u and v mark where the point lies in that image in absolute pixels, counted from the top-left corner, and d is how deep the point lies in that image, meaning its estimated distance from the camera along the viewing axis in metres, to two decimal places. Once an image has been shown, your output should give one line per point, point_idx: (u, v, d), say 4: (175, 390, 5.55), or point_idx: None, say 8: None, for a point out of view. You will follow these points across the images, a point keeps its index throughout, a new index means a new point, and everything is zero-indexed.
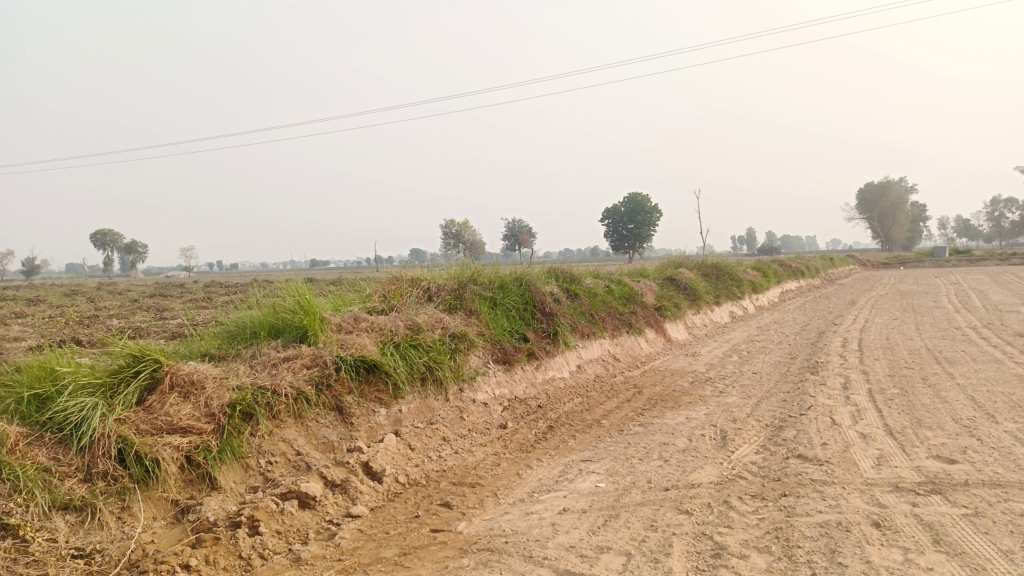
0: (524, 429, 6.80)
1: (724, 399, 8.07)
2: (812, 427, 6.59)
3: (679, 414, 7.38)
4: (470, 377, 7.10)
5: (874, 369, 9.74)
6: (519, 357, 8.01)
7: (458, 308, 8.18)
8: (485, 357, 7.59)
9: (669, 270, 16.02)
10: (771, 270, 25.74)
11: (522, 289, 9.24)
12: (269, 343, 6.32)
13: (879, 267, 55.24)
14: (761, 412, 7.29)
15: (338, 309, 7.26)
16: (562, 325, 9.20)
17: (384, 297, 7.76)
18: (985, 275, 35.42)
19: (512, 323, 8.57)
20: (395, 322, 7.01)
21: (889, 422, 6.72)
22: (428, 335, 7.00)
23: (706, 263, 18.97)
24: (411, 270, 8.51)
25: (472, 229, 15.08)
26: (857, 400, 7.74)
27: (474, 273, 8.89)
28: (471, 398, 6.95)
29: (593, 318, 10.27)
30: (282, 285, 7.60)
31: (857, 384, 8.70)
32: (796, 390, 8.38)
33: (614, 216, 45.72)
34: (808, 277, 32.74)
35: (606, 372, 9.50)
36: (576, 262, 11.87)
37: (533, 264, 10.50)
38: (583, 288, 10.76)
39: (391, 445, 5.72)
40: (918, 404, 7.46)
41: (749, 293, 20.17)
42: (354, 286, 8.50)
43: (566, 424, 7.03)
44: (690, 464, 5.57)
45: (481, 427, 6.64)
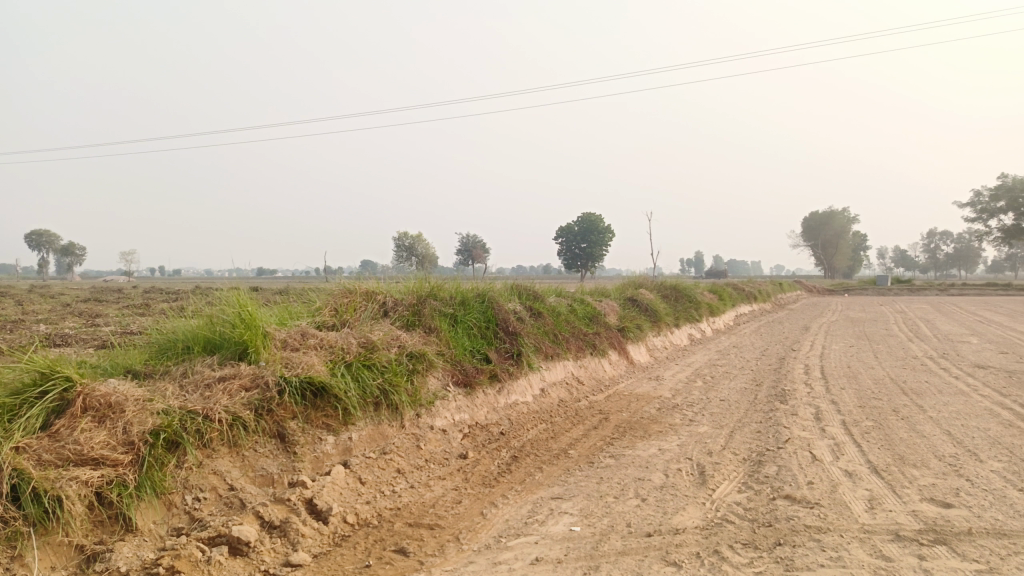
0: (487, 459, 6.23)
1: (695, 428, 7.64)
2: (793, 462, 6.18)
3: (652, 444, 6.91)
4: (428, 402, 6.51)
5: (843, 399, 9.47)
6: (480, 380, 7.45)
7: (417, 325, 7.59)
8: (445, 380, 7.02)
9: (630, 290, 15.70)
10: (726, 293, 25.76)
11: (484, 306, 8.69)
12: (203, 360, 5.62)
13: (825, 293, 56.35)
14: (737, 444, 6.87)
15: (284, 323, 6.60)
16: (525, 345, 8.68)
17: (335, 311, 7.12)
18: (929, 306, 36.23)
19: (474, 343, 8.02)
20: (348, 339, 6.38)
21: (872, 459, 6.36)
22: (384, 354, 6.39)
23: (665, 285, 18.73)
24: (365, 282, 7.89)
25: (427, 242, 14.51)
26: (834, 432, 7.40)
27: (433, 288, 8.32)
28: (428, 425, 6.36)
29: (557, 338, 9.79)
30: (222, 294, 6.90)
31: (829, 414, 8.37)
32: (769, 420, 8.01)
33: (568, 234, 45.55)
34: (760, 301, 33.02)
35: (570, 396, 9.01)
36: (539, 280, 11.40)
37: (496, 279, 9.97)
38: (547, 306, 10.27)
39: (339, 478, 5.10)
40: (897, 438, 7.15)
41: (707, 316, 19.99)
42: (302, 297, 7.83)
43: (531, 454, 6.49)
44: (670, 505, 5.08)
45: (439, 457, 6.07)
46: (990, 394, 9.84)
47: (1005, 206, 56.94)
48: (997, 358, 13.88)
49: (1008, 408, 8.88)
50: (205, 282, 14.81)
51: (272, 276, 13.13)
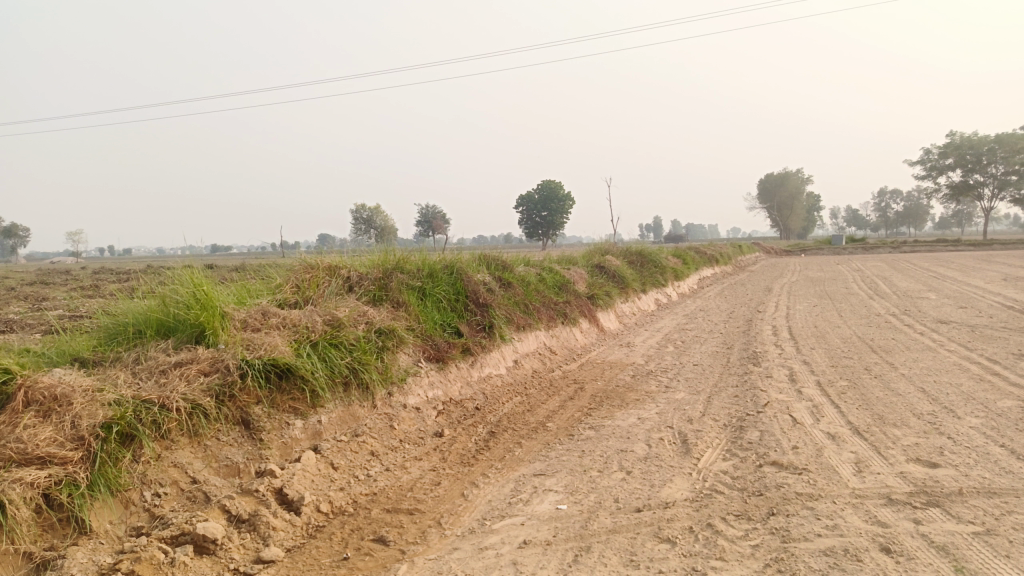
0: (464, 436, 6.01)
1: (673, 395, 7.51)
2: (775, 426, 6.08)
3: (631, 413, 6.76)
4: (400, 380, 6.24)
5: (815, 359, 9.47)
6: (453, 354, 7.20)
7: (384, 300, 7.28)
8: (416, 355, 6.75)
9: (597, 257, 15.54)
10: (689, 257, 25.88)
11: (452, 278, 8.41)
12: (156, 344, 5.25)
13: (783, 254, 57.21)
14: (716, 410, 6.76)
15: (243, 303, 6.23)
16: (497, 317, 8.44)
17: (297, 287, 6.76)
18: (884, 263, 36.96)
19: (444, 316, 7.74)
20: (312, 317, 6.05)
21: (852, 419, 6.30)
22: (351, 332, 6.08)
23: (631, 251, 18.63)
24: (328, 256, 7.53)
25: (388, 213, 14.12)
26: (811, 393, 7.35)
27: (399, 260, 8.00)
28: (401, 403, 6.10)
29: (527, 308, 9.56)
30: (175, 273, 6.48)
31: (804, 375, 8.33)
32: (746, 383, 7.93)
33: (527, 202, 45.27)
34: (722, 264, 33.33)
35: (544, 366, 8.82)
36: (506, 249, 11.14)
37: (463, 250, 9.67)
38: (516, 276, 10.03)
39: (310, 464, 4.84)
40: (874, 397, 7.12)
41: (672, 280, 19.99)
42: (262, 273, 7.44)
43: (508, 429, 6.28)
44: (656, 477, 4.92)
45: (414, 437, 5.82)
46: (956, 349, 9.94)
47: (953, 163, 58.23)
48: (957, 313, 14.11)
49: (976, 362, 8.96)
50: (156, 262, 14.21)
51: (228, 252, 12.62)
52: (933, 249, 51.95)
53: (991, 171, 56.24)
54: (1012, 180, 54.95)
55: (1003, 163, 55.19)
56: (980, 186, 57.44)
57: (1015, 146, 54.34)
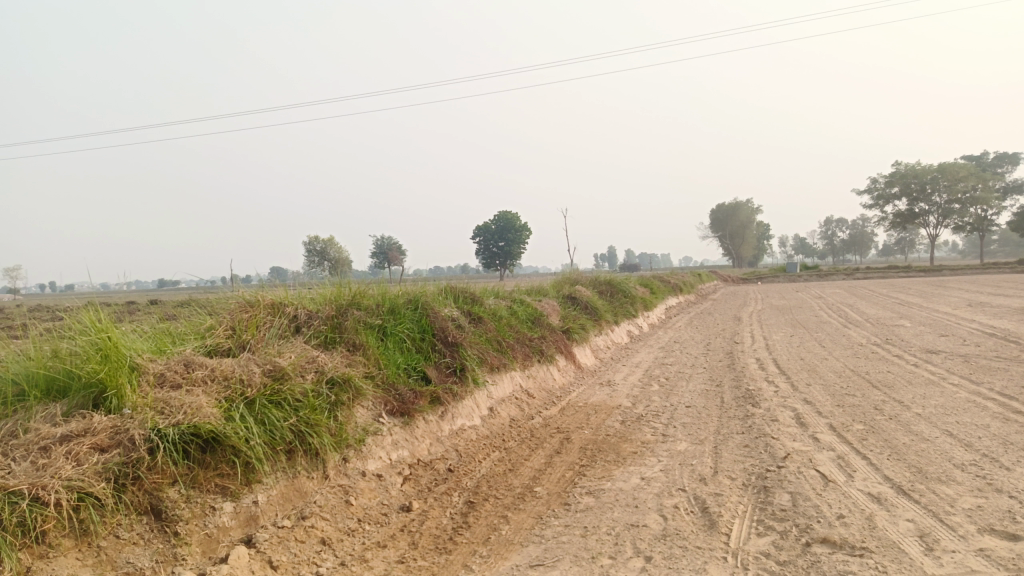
0: (437, 510, 4.94)
1: (674, 445, 6.55)
2: (806, 486, 5.15)
3: (631, 472, 5.76)
4: (357, 442, 5.15)
5: (816, 397, 8.63)
6: (420, 406, 6.12)
7: (338, 342, 6.19)
8: (375, 409, 5.67)
9: (567, 287, 14.67)
10: (655, 286, 25.24)
11: (416, 314, 7.37)
12: (40, 410, 4.06)
13: (739, 282, 57.42)
14: (730, 465, 5.81)
15: (162, 352, 5.07)
16: (468, 357, 7.40)
17: (232, 329, 5.62)
18: (841, 290, 36.99)
19: (408, 359, 6.68)
20: (248, 368, 4.93)
21: (890, 475, 5.40)
22: (298, 384, 4.99)
23: (599, 280, 17.79)
24: (271, 291, 6.42)
25: (340, 244, 12.97)
26: (830, 441, 6.45)
27: (355, 295, 6.93)
28: (358, 471, 5.03)
29: (501, 347, 8.56)
30: (77, 314, 5.29)
31: (812, 418, 7.46)
32: (752, 429, 7.01)
33: (484, 232, 43.88)
34: (685, 293, 32.84)
35: (521, 414, 7.80)
36: (473, 281, 10.15)
37: (426, 281, 8.65)
38: (486, 310, 9.04)
39: (240, 565, 3.74)
40: (902, 445, 6.25)
41: (641, 310, 19.23)
42: (189, 311, 6.27)
43: (490, 498, 5.23)
44: (684, 565, 3.92)
45: (375, 514, 4.73)
46: (961, 383, 9.23)
47: (899, 192, 59.53)
48: (939, 342, 13.55)
49: (989, 398, 8.23)
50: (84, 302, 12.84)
51: (163, 289, 11.35)
52: (884, 276, 52.73)
53: (935, 199, 57.65)
54: (956, 209, 56.36)
55: (946, 191, 56.60)
56: (926, 213, 58.73)
57: (957, 174, 55.83)
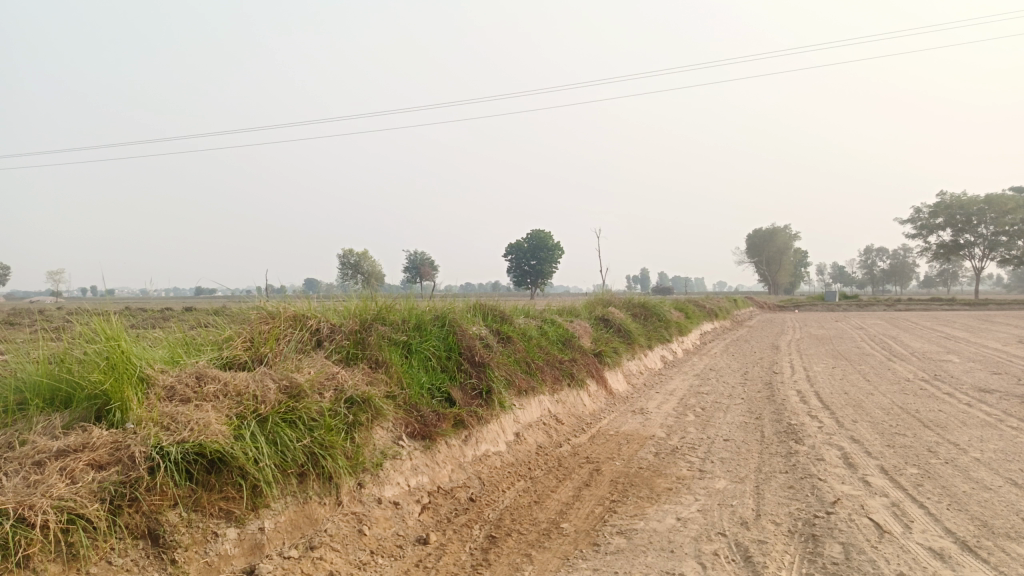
0: (456, 545, 4.60)
1: (712, 483, 6.13)
2: (859, 537, 4.71)
3: (666, 511, 5.37)
4: (374, 466, 4.86)
5: (863, 436, 8.12)
6: (443, 429, 5.81)
7: (359, 359, 5.92)
8: (395, 431, 5.37)
9: (600, 308, 14.30)
10: (690, 311, 24.70)
11: (443, 332, 7.09)
12: (39, 421, 3.83)
13: (775, 309, 56.28)
14: (773, 508, 5.39)
15: (175, 363, 4.84)
16: (495, 379, 7.07)
17: (250, 341, 5.38)
18: (881, 321, 35.91)
19: (432, 378, 6.38)
20: (262, 383, 4.67)
21: (952, 527, 4.93)
22: (314, 402, 4.71)
23: (633, 303, 17.38)
24: (294, 303, 6.19)
25: (372, 258, 12.78)
26: (882, 486, 5.98)
27: (381, 309, 6.67)
28: (373, 498, 4.72)
29: (530, 369, 8.22)
30: (92, 320, 5.10)
31: (860, 459, 6.98)
32: (796, 468, 6.57)
33: (518, 252, 43.99)
34: (721, 319, 32.16)
35: (549, 440, 7.44)
36: (504, 299, 9.85)
37: (455, 297, 8.37)
38: (515, 330, 8.72)
39: None
40: (962, 493, 5.76)
41: (676, 335, 18.75)
42: (209, 320, 6.06)
43: (513, 533, 4.88)
44: None
45: (390, 547, 4.40)
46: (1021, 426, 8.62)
47: (944, 222, 57.99)
48: (992, 380, 12.84)
49: None
50: (118, 307, 12.87)
51: (194, 298, 11.27)
52: (927, 308, 51.27)
53: (981, 232, 56.04)
54: (1003, 241, 54.69)
55: (993, 223, 54.98)
56: (971, 245, 57.08)
57: (1005, 206, 54.24)
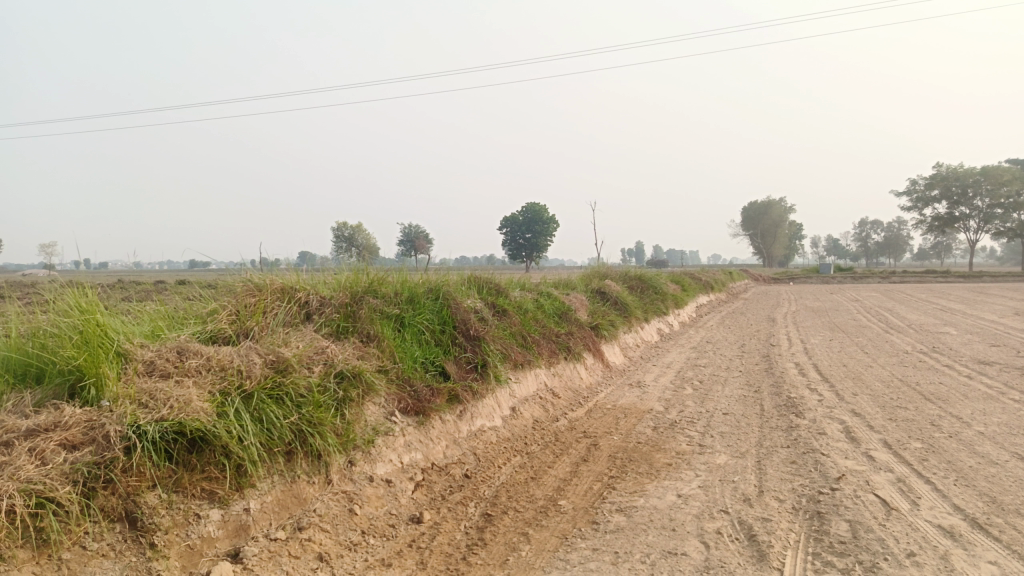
0: (451, 524, 4.44)
1: (713, 458, 5.99)
2: (866, 515, 4.57)
3: (666, 487, 5.22)
4: (365, 443, 4.68)
5: (864, 409, 7.99)
6: (437, 405, 5.64)
7: (350, 332, 5.72)
8: (388, 406, 5.19)
9: (596, 281, 14.11)
10: (686, 283, 24.54)
11: (437, 305, 6.89)
12: (9, 398, 3.63)
13: (770, 282, 56.18)
14: (776, 485, 5.25)
15: (156, 337, 4.63)
16: (490, 352, 6.89)
17: (235, 315, 5.17)
18: (876, 294, 35.84)
19: (426, 352, 6.19)
20: (247, 358, 4.47)
21: (960, 504, 4.79)
22: (302, 378, 4.51)
23: (630, 275, 17.19)
24: (282, 275, 5.96)
25: (366, 230, 12.54)
26: (886, 461, 5.84)
27: (372, 282, 6.46)
28: (365, 476, 4.55)
29: (526, 342, 8.04)
30: (69, 292, 4.87)
31: (863, 433, 6.85)
32: (798, 443, 6.43)
33: (512, 224, 42.86)
34: (717, 291, 32.02)
35: (545, 415, 7.28)
36: (499, 271, 9.64)
37: (450, 269, 8.16)
38: (511, 302, 8.52)
39: None
40: (968, 468, 5.63)
41: (673, 308, 18.60)
42: (194, 292, 5.84)
43: (510, 511, 4.72)
44: None
45: (382, 527, 4.24)
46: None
47: (940, 194, 57.77)
48: (992, 353, 12.73)
49: None
50: (110, 280, 12.63)
51: (182, 272, 11.02)
52: (921, 280, 51.25)
53: (977, 204, 55.88)
54: (998, 214, 54.54)
55: (989, 196, 54.79)
56: (967, 217, 56.94)
57: (1001, 178, 54.02)
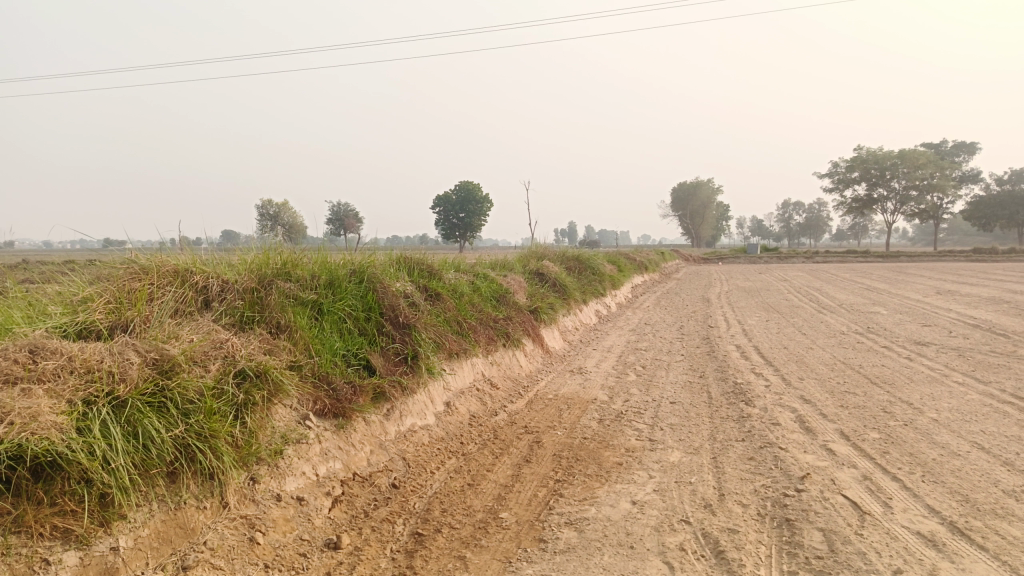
0: (374, 549, 3.77)
1: (666, 455, 5.50)
2: (840, 522, 4.13)
3: (619, 493, 4.68)
4: (271, 455, 3.96)
5: (814, 395, 7.68)
6: (359, 405, 4.94)
7: (257, 322, 4.96)
8: (300, 409, 4.46)
9: (534, 261, 13.56)
10: (622, 264, 24.30)
11: (361, 289, 6.16)
12: None
13: (701, 262, 57.00)
14: (737, 486, 4.78)
15: (7, 332, 3.77)
16: (421, 341, 6.20)
17: (114, 303, 4.33)
18: (804, 274, 36.52)
19: (347, 342, 5.47)
20: (122, 356, 3.67)
21: (935, 505, 4.41)
22: (193, 380, 3.75)
23: (567, 256, 16.72)
24: (177, 256, 5.12)
25: (291, 208, 11.61)
26: (848, 455, 5.46)
27: (285, 264, 5.68)
28: (271, 496, 3.83)
29: (461, 330, 7.39)
30: None
31: (818, 423, 6.48)
32: (753, 436, 6.00)
33: (445, 204, 42.33)
34: (651, 272, 31.98)
35: (483, 409, 6.67)
36: (432, 252, 8.94)
37: (377, 249, 7.43)
38: (445, 285, 7.85)
39: None
40: (932, 461, 5.30)
41: (610, 289, 18.26)
42: (68, 275, 4.94)
43: (445, 529, 4.08)
44: None
45: (290, 557, 3.54)
46: (966, 381, 8.37)
47: (860, 177, 59.60)
48: (924, 333, 12.77)
49: (1004, 401, 7.37)
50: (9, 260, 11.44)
51: None
52: (843, 260, 52.80)
53: (895, 186, 57.88)
54: (914, 196, 56.67)
55: (906, 179, 56.83)
56: (885, 199, 58.97)
57: (917, 162, 56.04)
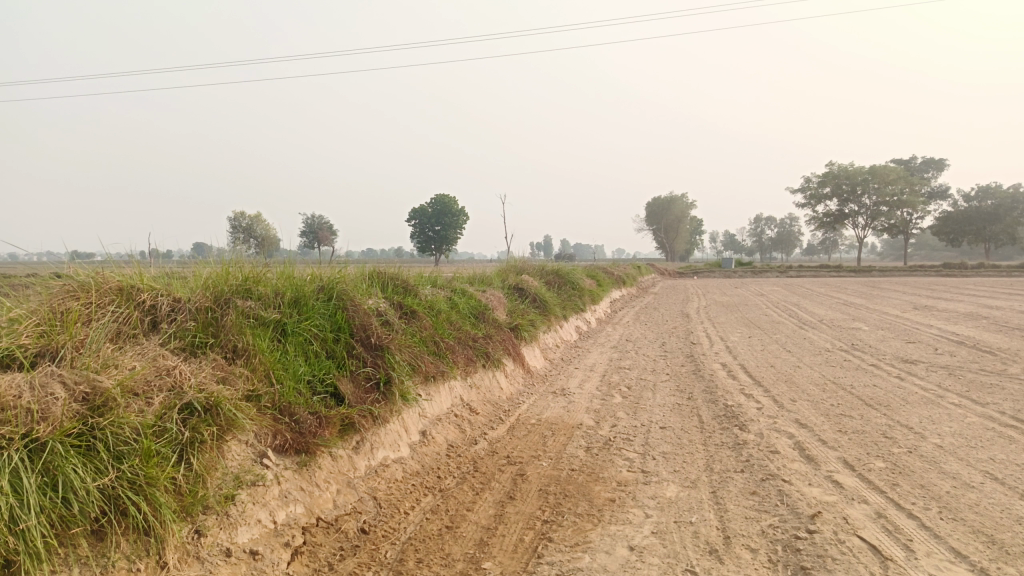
0: None
1: (661, 489, 5.06)
2: (862, 571, 3.71)
3: (614, 536, 4.22)
4: (220, 502, 3.45)
5: (810, 419, 7.29)
6: (325, 439, 4.44)
7: (210, 346, 4.44)
8: (257, 446, 3.96)
9: (513, 276, 13.12)
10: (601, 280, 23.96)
11: (330, 308, 5.66)
12: None
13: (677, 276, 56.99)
14: (743, 526, 4.35)
15: None
16: (395, 364, 5.71)
17: (44, 326, 3.79)
18: (781, 288, 36.44)
19: (313, 367, 4.97)
20: (45, 390, 3.15)
21: (961, 548, 4.02)
22: (129, 417, 3.24)
23: (546, 271, 16.30)
24: (122, 271, 4.60)
25: (262, 221, 11.06)
26: (856, 488, 5.06)
27: (244, 279, 5.17)
28: (219, 551, 3.32)
29: (438, 350, 6.91)
30: None
31: (819, 451, 6.09)
32: (752, 466, 5.58)
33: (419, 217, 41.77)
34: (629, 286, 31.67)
35: (461, 437, 6.18)
36: (406, 265, 8.45)
37: (348, 264, 6.93)
38: (421, 302, 7.37)
39: None
40: (947, 495, 4.92)
41: (589, 304, 17.88)
42: None
43: None
44: None
45: None
46: (963, 403, 8.05)
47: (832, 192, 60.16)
48: (909, 351, 12.50)
49: (1006, 425, 7.04)
50: None
51: None
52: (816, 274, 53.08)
53: (866, 202, 58.49)
54: (885, 211, 57.30)
55: (877, 194, 57.48)
56: (856, 214, 59.56)
57: (888, 178, 56.71)
